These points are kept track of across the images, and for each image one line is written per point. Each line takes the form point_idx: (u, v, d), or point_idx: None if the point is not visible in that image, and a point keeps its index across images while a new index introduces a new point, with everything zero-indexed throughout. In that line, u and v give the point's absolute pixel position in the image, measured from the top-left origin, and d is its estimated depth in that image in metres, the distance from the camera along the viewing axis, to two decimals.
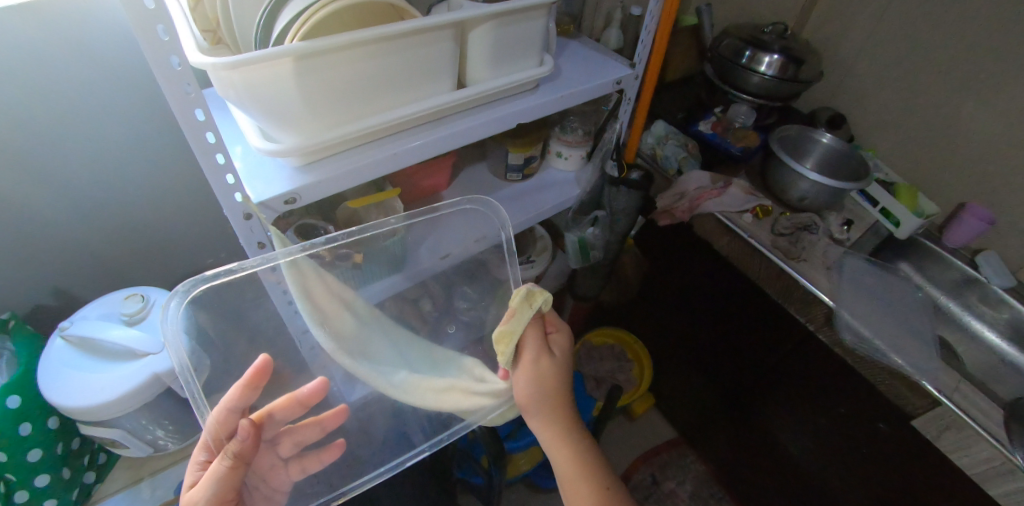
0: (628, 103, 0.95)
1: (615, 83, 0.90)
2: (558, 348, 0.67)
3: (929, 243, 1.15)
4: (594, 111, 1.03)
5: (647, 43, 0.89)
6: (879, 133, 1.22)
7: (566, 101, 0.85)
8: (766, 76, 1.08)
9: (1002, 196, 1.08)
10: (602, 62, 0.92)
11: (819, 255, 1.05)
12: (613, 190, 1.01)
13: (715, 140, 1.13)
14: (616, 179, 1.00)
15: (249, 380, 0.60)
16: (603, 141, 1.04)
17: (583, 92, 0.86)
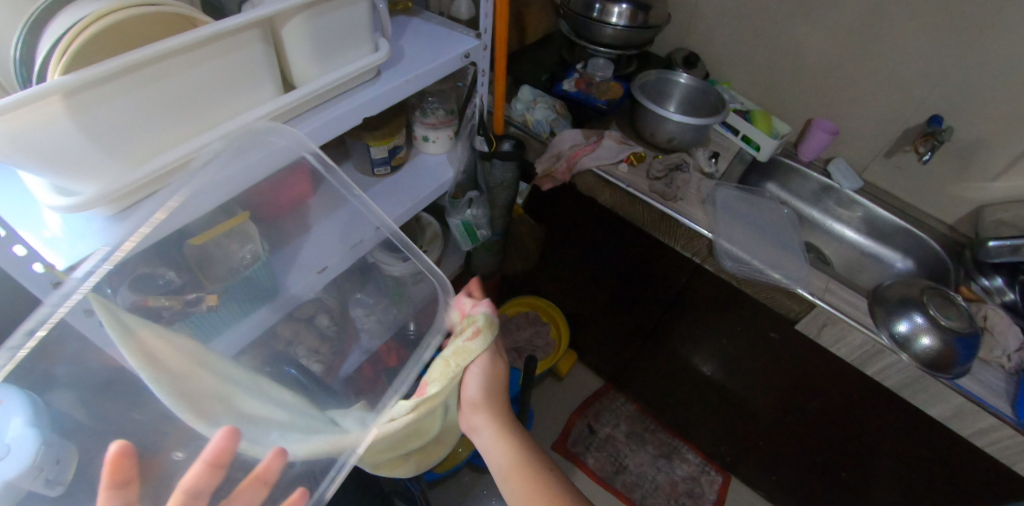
0: (484, 75, 0.93)
1: (463, 57, 0.86)
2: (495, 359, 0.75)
3: (787, 160, 1.24)
4: (450, 89, 0.99)
5: (489, 12, 0.86)
6: (729, 65, 1.29)
7: (415, 83, 0.81)
8: (619, 27, 1.09)
9: (840, 107, 1.19)
10: (448, 36, 0.88)
11: (694, 191, 1.10)
12: (487, 165, 1.00)
13: (580, 97, 1.14)
14: (487, 153, 0.99)
15: (108, 478, 0.51)
16: (468, 118, 1.02)
17: (432, 72, 0.83)
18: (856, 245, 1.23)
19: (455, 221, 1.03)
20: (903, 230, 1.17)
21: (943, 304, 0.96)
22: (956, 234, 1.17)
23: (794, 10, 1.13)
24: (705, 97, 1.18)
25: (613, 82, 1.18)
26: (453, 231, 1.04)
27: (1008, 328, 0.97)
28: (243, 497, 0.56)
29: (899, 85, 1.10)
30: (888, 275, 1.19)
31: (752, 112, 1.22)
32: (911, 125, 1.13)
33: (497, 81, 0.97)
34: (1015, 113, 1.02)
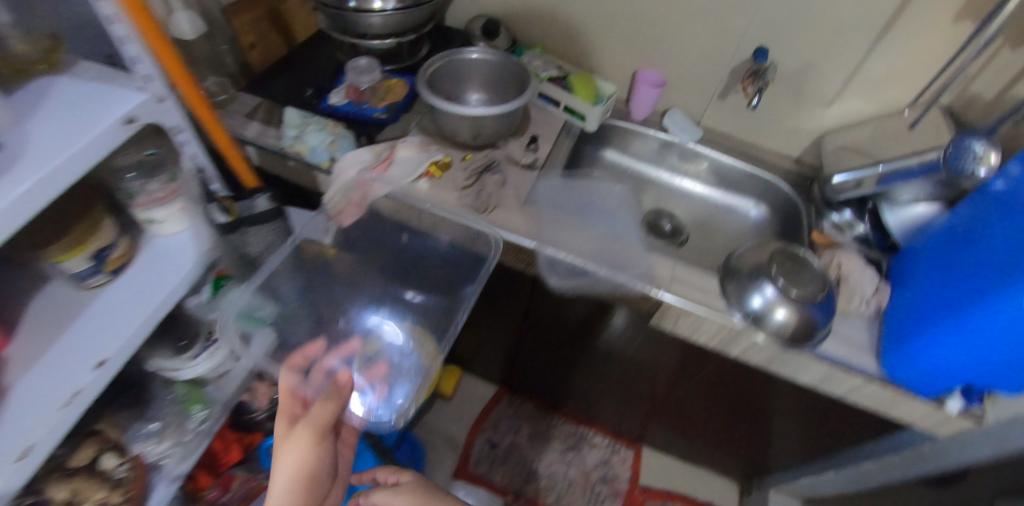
0: (181, 130, 0.69)
1: (128, 120, 0.61)
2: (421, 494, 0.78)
3: (620, 122, 1.11)
4: (158, 156, 0.73)
5: (134, 47, 0.61)
6: (534, 25, 1.11)
7: (46, 193, 0.54)
8: (386, 12, 0.91)
9: (662, 52, 1.06)
10: (101, 93, 0.62)
11: (510, 193, 0.92)
12: (235, 238, 0.78)
13: (350, 110, 0.91)
14: (229, 226, 0.77)
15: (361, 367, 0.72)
16: (199, 178, 0.78)
17: (77, 157, 0.56)
18: (708, 201, 1.13)
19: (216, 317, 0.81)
20: (751, 176, 1.09)
21: (794, 266, 0.86)
22: (802, 167, 1.11)
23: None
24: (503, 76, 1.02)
25: (395, 77, 0.98)
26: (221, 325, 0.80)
27: (862, 273, 0.90)
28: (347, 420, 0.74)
29: (716, 19, 0.98)
30: (745, 226, 1.10)
31: (569, 77, 1.06)
32: (738, 62, 1.02)
33: (211, 128, 0.73)
34: (837, 27, 0.93)
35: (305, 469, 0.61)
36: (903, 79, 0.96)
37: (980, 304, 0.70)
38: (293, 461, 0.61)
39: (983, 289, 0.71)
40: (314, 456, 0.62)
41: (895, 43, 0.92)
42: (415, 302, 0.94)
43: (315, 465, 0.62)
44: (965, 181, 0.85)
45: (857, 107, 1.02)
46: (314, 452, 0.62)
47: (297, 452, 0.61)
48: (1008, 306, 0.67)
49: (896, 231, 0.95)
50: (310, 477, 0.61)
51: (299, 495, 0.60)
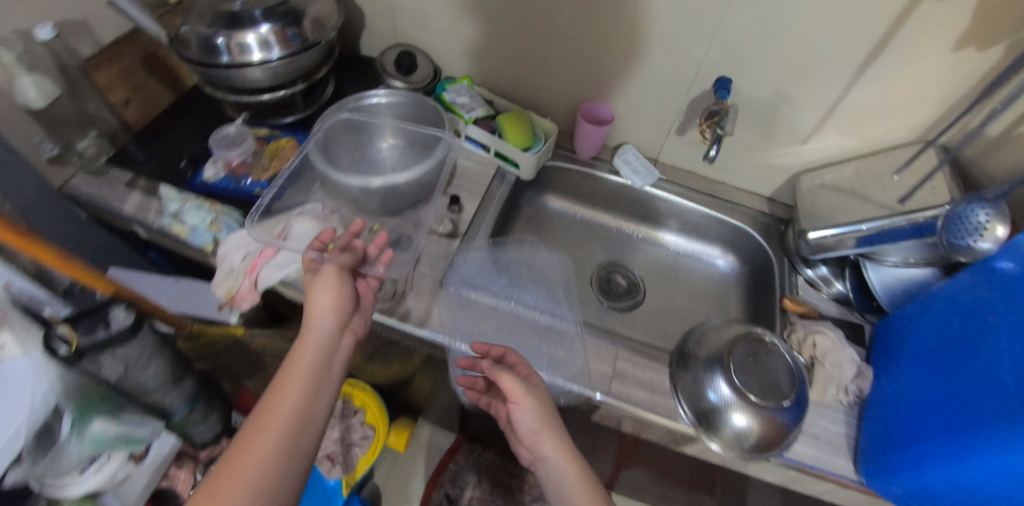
0: None
1: None
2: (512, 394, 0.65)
3: (564, 164, 0.96)
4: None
5: None
6: (461, 55, 0.96)
7: None
8: (265, 65, 0.76)
9: (608, 84, 0.91)
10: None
11: (424, 275, 0.78)
12: (88, 367, 0.64)
13: (228, 187, 0.81)
14: (75, 356, 0.63)
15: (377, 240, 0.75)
16: (27, 302, 0.66)
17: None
18: (668, 248, 0.99)
19: (80, 441, 0.69)
20: (718, 222, 0.95)
21: (759, 355, 0.73)
22: (774, 208, 0.97)
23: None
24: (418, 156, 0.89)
25: (285, 136, 0.85)
26: (106, 441, 0.72)
27: (842, 355, 0.76)
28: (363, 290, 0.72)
29: (671, 46, 0.82)
30: (711, 278, 0.96)
31: (499, 117, 0.91)
32: (699, 93, 0.86)
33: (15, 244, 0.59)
34: (814, 54, 0.77)
35: (333, 289, 0.66)
36: (892, 113, 0.81)
37: (982, 444, 0.57)
38: (322, 290, 0.66)
39: (983, 420, 0.58)
40: (336, 283, 0.67)
41: (884, 72, 0.76)
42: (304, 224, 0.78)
43: (342, 291, 0.67)
44: (954, 255, 0.71)
45: (838, 143, 0.87)
46: (340, 276, 0.68)
47: (324, 282, 0.67)
48: (1013, 453, 0.54)
49: (880, 293, 0.81)
50: (336, 300, 0.66)
51: (332, 315, 0.65)
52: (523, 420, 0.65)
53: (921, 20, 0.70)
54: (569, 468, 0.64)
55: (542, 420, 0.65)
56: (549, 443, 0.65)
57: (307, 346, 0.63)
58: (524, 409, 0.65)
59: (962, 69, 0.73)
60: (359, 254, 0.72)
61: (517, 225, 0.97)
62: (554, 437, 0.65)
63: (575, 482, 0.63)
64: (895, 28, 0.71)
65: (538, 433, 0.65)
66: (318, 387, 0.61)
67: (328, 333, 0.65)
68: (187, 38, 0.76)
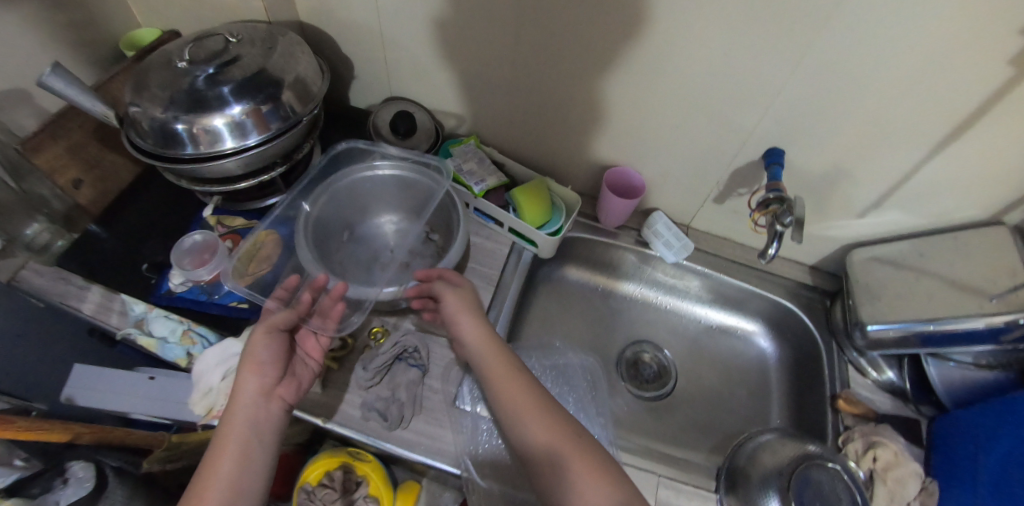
0: None
1: None
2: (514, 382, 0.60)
3: (585, 234, 0.85)
4: None
5: None
6: (466, 111, 0.84)
7: None
8: (237, 153, 0.64)
9: (638, 149, 0.79)
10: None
11: (435, 390, 0.68)
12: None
13: (199, 299, 0.69)
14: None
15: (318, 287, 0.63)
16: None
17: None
18: (699, 320, 0.90)
19: None
20: (757, 296, 0.86)
21: (818, 483, 0.65)
22: (819, 279, 0.87)
23: (530, 23, 0.67)
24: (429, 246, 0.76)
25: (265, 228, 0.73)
26: None
27: (906, 470, 0.68)
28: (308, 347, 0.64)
29: (714, 113, 0.71)
30: (748, 355, 0.87)
31: (513, 189, 0.79)
32: (744, 163, 0.75)
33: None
34: (883, 128, 0.66)
35: (254, 355, 0.59)
36: (963, 192, 0.71)
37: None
38: (248, 358, 0.59)
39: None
40: (259, 349, 0.60)
41: (964, 152, 0.66)
42: None
43: (267, 357, 0.60)
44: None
45: (897, 218, 0.77)
46: (264, 340, 0.60)
47: (249, 351, 0.60)
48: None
49: (940, 391, 0.73)
50: (258, 368, 0.59)
51: (257, 380, 0.58)
52: (469, 340, 0.64)
53: (1019, 101, 0.59)
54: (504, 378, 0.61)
55: (487, 340, 0.64)
56: (487, 357, 0.63)
57: (230, 419, 0.56)
58: (467, 324, 0.65)
59: None
60: (298, 307, 0.63)
61: (532, 302, 0.86)
62: (492, 352, 0.63)
63: (508, 389, 0.60)
64: (985, 106, 0.61)
65: (483, 349, 0.63)
66: (243, 462, 0.54)
67: (253, 404, 0.57)
68: (143, 123, 0.63)
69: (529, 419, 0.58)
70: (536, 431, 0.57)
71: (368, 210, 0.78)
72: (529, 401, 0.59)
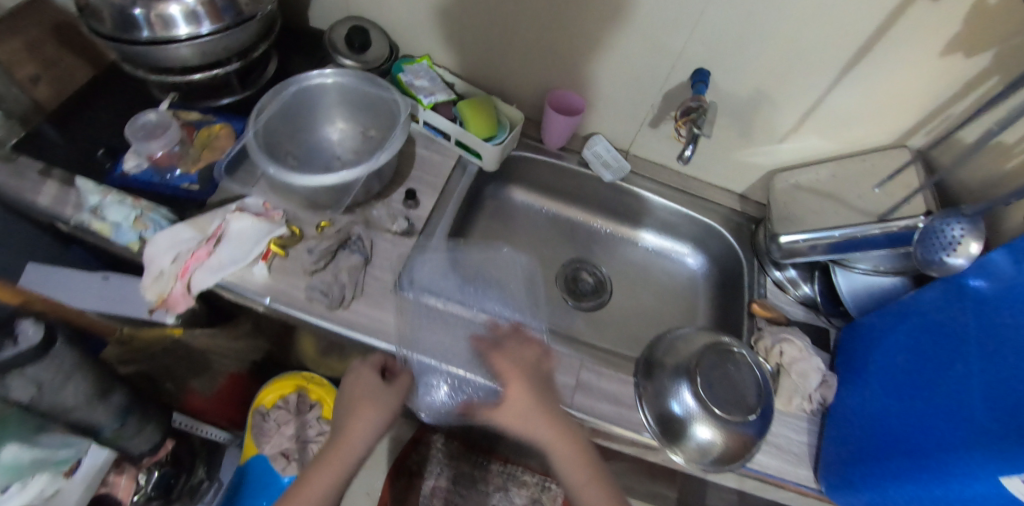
0: None
1: None
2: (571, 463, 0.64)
3: (530, 154, 0.90)
4: None
5: None
6: (420, 33, 0.88)
7: None
8: (192, 40, 0.67)
9: (580, 73, 0.84)
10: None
11: (379, 279, 0.73)
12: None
13: (149, 181, 0.73)
14: None
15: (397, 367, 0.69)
16: None
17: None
18: (638, 246, 0.97)
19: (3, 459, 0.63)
20: (690, 220, 0.92)
21: (726, 368, 0.71)
22: (748, 206, 0.94)
23: None
24: (371, 143, 0.81)
25: (218, 122, 0.77)
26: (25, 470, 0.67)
27: (809, 364, 0.75)
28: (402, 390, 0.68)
29: (648, 35, 0.76)
30: (680, 276, 0.95)
31: (460, 103, 0.84)
32: (676, 86, 0.81)
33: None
34: (797, 52, 0.72)
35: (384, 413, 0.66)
36: (869, 116, 0.78)
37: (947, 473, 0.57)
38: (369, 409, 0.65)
39: (958, 441, 0.57)
40: (384, 410, 0.66)
41: (869, 76, 0.72)
42: (242, 222, 0.71)
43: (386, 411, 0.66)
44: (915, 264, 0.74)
45: (815, 143, 0.84)
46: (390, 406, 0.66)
47: (373, 407, 0.66)
48: (989, 471, 0.53)
49: (849, 301, 0.79)
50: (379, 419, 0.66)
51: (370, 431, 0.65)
52: (510, 406, 0.66)
53: (913, 23, 0.65)
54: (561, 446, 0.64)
55: (547, 420, 0.65)
56: (547, 434, 0.64)
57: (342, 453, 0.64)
58: (516, 395, 0.65)
59: (950, 75, 0.69)
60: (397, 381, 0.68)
61: (479, 219, 0.91)
62: (556, 434, 0.64)
63: (564, 453, 0.64)
64: (883, 31, 0.67)
65: (541, 430, 0.64)
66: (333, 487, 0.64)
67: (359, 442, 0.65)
68: (99, 10, 0.65)
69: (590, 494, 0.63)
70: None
71: (302, 129, 0.80)
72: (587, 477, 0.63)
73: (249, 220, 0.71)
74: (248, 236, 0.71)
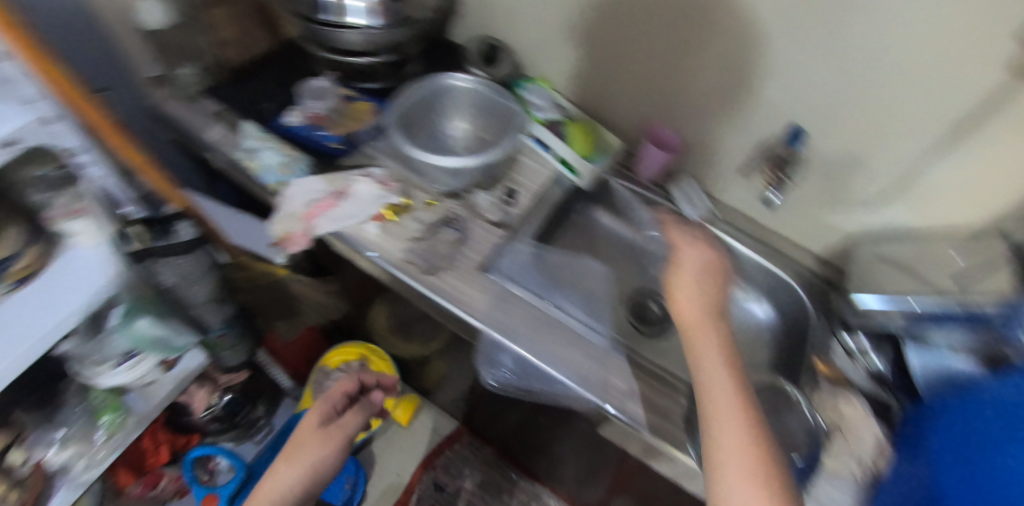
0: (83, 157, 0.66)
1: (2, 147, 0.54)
2: (694, 317, 0.58)
3: (621, 181, 0.97)
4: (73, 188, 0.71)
5: None
6: (546, 60, 1.00)
7: None
8: (364, 29, 0.83)
9: (682, 114, 0.92)
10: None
11: (468, 255, 0.81)
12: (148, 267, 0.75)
13: (302, 135, 0.87)
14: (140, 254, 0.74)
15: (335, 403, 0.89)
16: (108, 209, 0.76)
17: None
18: None
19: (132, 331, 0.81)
20: (764, 270, 0.96)
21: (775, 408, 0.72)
22: (825, 269, 0.95)
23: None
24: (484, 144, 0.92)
25: (366, 100, 0.92)
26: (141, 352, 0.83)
27: (866, 427, 0.74)
28: (347, 423, 0.86)
29: (749, 86, 0.82)
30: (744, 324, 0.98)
31: (569, 125, 0.94)
32: (770, 138, 0.86)
33: (113, 142, 0.68)
34: (888, 119, 0.75)
35: (324, 448, 0.81)
36: (967, 199, 0.77)
37: None
38: (308, 441, 0.81)
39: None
40: (325, 444, 0.81)
41: (969, 156, 0.72)
42: (365, 188, 0.83)
43: (329, 439, 0.82)
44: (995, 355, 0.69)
45: (902, 215, 0.85)
46: (330, 443, 0.82)
47: (315, 442, 0.81)
48: None
49: (918, 378, 0.73)
50: (320, 454, 0.80)
51: (307, 468, 0.78)
52: (682, 292, 0.60)
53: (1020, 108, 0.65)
54: (707, 338, 0.56)
55: (703, 303, 0.59)
56: (689, 316, 0.58)
57: (273, 484, 0.76)
58: (685, 283, 0.61)
59: None
60: (332, 413, 0.87)
61: (564, 230, 0.98)
62: (709, 327, 0.57)
63: (708, 336, 0.56)
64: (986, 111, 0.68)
65: (696, 314, 0.58)
66: None
67: (298, 474, 0.77)
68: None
69: (700, 330, 0.57)
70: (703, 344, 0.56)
71: (431, 124, 0.92)
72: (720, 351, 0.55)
73: (372, 187, 0.83)
74: (366, 200, 0.82)
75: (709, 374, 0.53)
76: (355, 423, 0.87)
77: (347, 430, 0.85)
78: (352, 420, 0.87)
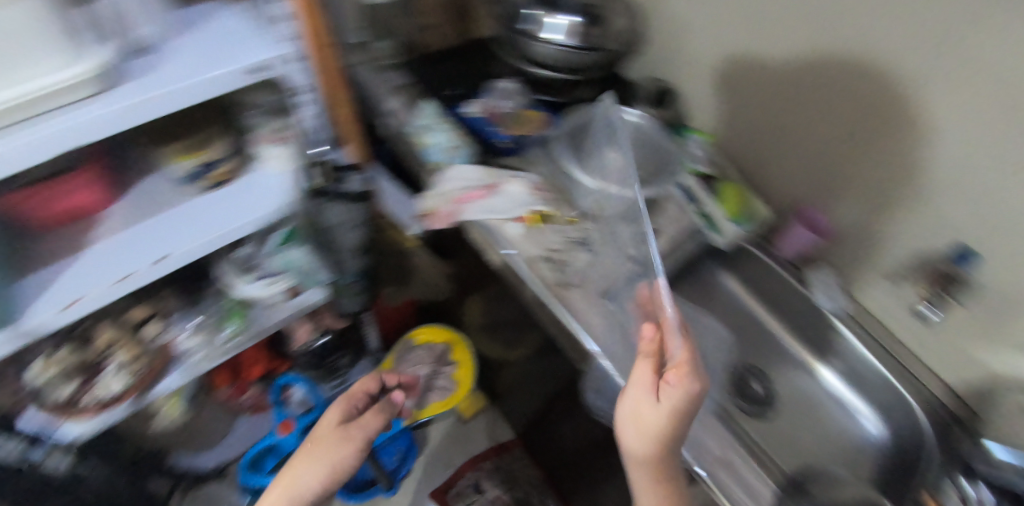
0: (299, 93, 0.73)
1: (247, 72, 0.63)
2: (646, 448, 0.58)
3: (758, 251, 0.97)
4: (280, 118, 0.81)
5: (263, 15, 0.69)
6: (717, 113, 1.03)
7: (146, 114, 0.57)
8: (553, 47, 0.89)
9: (842, 201, 0.90)
10: (247, 39, 0.66)
11: (596, 278, 0.83)
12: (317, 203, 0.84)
13: (477, 125, 0.95)
14: (320, 190, 0.84)
15: (353, 400, 0.91)
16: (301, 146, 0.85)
17: (199, 87, 0.60)
18: (817, 383, 0.98)
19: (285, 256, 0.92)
20: (884, 382, 0.90)
21: None
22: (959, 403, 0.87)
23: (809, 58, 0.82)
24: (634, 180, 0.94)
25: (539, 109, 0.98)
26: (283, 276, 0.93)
27: None
28: (364, 425, 0.87)
29: (920, 191, 0.79)
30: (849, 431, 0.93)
31: (722, 184, 0.96)
32: (933, 251, 0.81)
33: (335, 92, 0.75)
34: None
35: (340, 450, 0.81)
36: None
37: None
38: (322, 443, 0.82)
39: None
40: (341, 446, 0.82)
41: None
42: (516, 189, 0.88)
43: (347, 439, 0.83)
44: None
45: None
46: (348, 447, 0.82)
47: (329, 443, 0.82)
48: None
49: None
50: (335, 453, 0.81)
51: (324, 471, 0.79)
52: (646, 412, 0.58)
53: None
54: (643, 469, 0.60)
55: (657, 440, 0.57)
56: (636, 443, 0.59)
57: (285, 484, 0.77)
58: (650, 410, 0.57)
59: None
60: (350, 410, 0.90)
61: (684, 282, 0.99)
62: (652, 459, 0.59)
63: (648, 460, 0.58)
64: None
65: (648, 441, 0.58)
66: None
67: (314, 478, 0.78)
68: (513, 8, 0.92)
69: (640, 466, 0.60)
70: (641, 477, 0.60)
71: None
72: (650, 482, 0.60)
73: (522, 191, 0.88)
74: (515, 199, 0.87)
75: (635, 477, 0.60)
76: (375, 424, 0.88)
77: (365, 434, 0.86)
78: (374, 419, 0.89)
